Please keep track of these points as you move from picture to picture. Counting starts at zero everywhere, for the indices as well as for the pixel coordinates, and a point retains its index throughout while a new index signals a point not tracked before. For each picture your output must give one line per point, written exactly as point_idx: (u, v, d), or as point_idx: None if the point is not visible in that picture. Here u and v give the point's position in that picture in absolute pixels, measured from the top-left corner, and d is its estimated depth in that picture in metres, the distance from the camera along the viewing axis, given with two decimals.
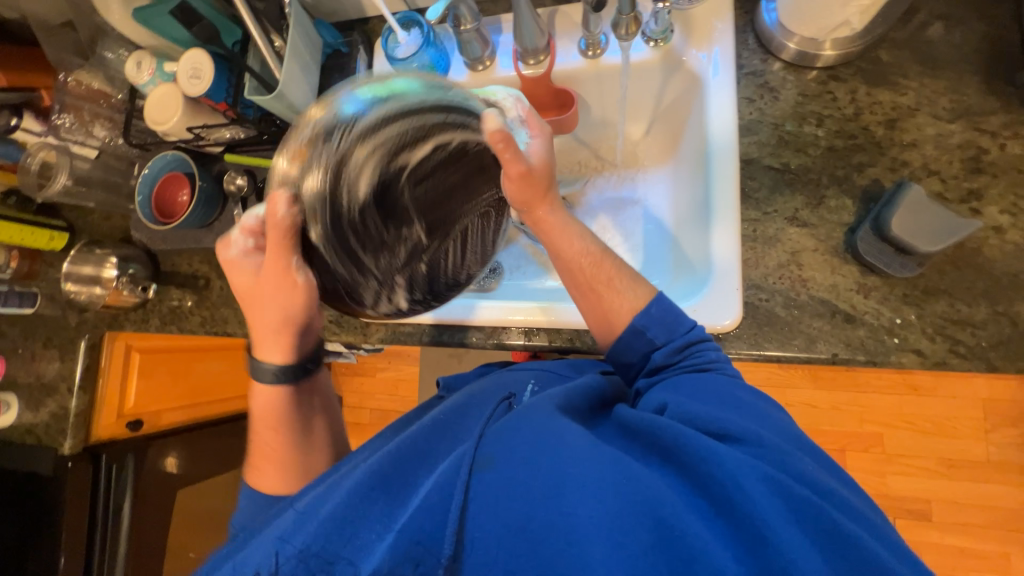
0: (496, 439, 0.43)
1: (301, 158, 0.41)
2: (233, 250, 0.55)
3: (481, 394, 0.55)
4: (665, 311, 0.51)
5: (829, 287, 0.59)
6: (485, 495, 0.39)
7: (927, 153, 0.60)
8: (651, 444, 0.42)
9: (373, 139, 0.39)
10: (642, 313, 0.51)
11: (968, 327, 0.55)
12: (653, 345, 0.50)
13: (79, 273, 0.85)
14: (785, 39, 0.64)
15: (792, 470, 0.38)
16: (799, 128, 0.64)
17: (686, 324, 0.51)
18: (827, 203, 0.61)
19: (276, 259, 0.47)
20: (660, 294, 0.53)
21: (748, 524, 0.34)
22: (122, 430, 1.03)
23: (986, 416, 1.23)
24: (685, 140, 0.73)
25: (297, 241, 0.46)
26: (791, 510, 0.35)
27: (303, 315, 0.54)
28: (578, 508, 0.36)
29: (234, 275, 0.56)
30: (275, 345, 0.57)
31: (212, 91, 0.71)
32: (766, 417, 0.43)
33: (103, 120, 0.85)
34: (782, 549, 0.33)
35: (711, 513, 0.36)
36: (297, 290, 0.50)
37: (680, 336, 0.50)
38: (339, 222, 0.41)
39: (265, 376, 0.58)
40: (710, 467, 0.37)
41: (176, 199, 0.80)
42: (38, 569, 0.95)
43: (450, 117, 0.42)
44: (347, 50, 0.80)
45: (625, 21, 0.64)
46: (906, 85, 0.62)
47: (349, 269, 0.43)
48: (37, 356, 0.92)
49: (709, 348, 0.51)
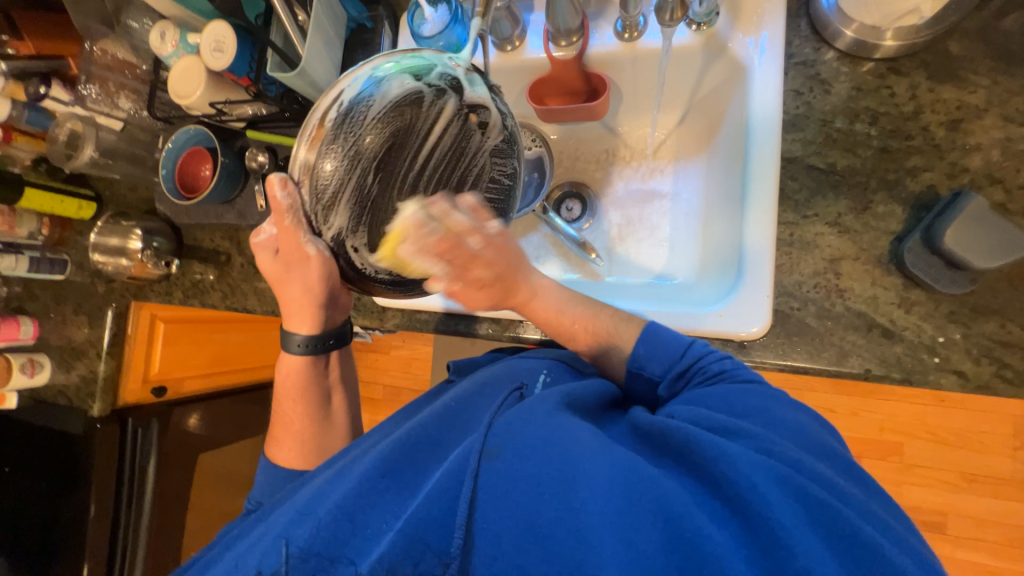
0: (504, 429, 0.42)
1: (287, 182, 0.48)
2: (261, 237, 0.58)
3: (492, 383, 0.54)
4: (651, 346, 0.52)
5: (868, 299, 0.56)
6: (492, 485, 0.38)
7: (991, 158, 0.55)
8: (663, 443, 0.40)
9: (328, 185, 0.45)
10: (632, 356, 0.53)
11: (1018, 350, 0.52)
12: (653, 380, 0.51)
13: (106, 244, 0.87)
14: (842, 26, 0.58)
15: (810, 473, 0.36)
16: (850, 126, 0.59)
17: (679, 348, 0.51)
18: (873, 209, 0.57)
19: (289, 236, 0.52)
20: (647, 330, 0.53)
21: (761, 525, 0.33)
22: (146, 396, 1.06)
23: (1015, 432, 1.18)
24: (723, 133, 0.69)
25: (298, 218, 0.49)
26: (808, 513, 0.33)
27: (320, 288, 0.56)
28: (587, 503, 0.35)
29: (260, 257, 0.59)
30: (302, 318, 0.60)
31: (235, 65, 0.70)
32: (781, 423, 0.41)
33: (128, 91, 0.84)
34: (796, 550, 0.31)
35: (724, 515, 0.34)
36: (308, 263, 0.53)
37: (678, 363, 0.50)
38: (355, 236, 0.46)
39: (292, 347, 0.61)
40: (722, 467, 0.35)
41: (199, 173, 0.80)
42: (68, 524, 1.00)
43: (344, 114, 0.44)
44: (372, 25, 0.77)
45: (670, 6, 0.60)
46: (975, 82, 0.56)
47: (405, 253, 0.47)
48: (68, 321, 0.95)
49: (712, 360, 0.49)
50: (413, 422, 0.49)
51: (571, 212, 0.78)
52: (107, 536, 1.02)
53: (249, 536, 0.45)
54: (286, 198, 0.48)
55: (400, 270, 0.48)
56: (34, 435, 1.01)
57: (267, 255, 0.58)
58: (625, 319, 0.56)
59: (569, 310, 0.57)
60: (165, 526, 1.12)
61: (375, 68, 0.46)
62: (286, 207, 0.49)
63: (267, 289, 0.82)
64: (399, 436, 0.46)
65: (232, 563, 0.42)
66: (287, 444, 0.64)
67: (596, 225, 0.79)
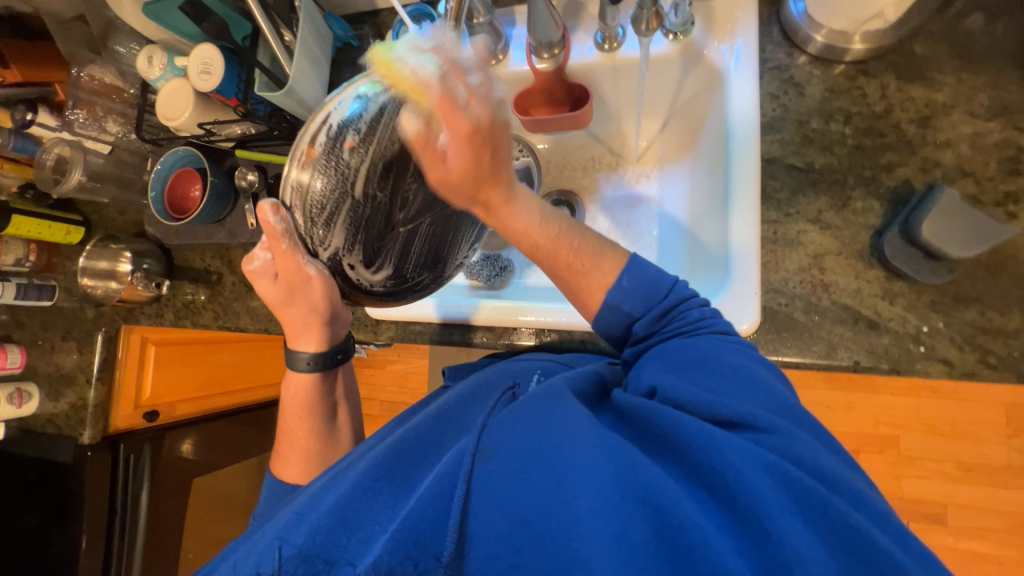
0: (498, 430, 0.42)
1: (280, 207, 0.50)
2: (255, 263, 0.56)
3: (485, 385, 0.54)
4: (637, 282, 0.47)
5: (853, 292, 0.57)
6: (486, 487, 0.38)
7: (961, 152, 0.57)
8: (651, 432, 0.40)
9: (321, 211, 0.47)
10: (615, 289, 0.47)
11: (1000, 336, 0.53)
12: (632, 317, 0.47)
13: (95, 268, 0.86)
14: (812, 31, 0.61)
15: (799, 458, 0.36)
16: (825, 126, 0.61)
17: (663, 288, 0.47)
18: (853, 204, 0.59)
19: (288, 257, 0.52)
20: (634, 260, 0.48)
21: (749, 517, 0.33)
22: (138, 420, 1.04)
23: (1007, 420, 1.19)
24: (704, 138, 0.71)
25: (296, 242, 0.52)
26: (796, 502, 0.33)
27: (324, 303, 0.56)
28: (578, 498, 0.35)
29: (257, 284, 0.56)
30: (308, 336, 0.59)
31: (224, 87, 0.70)
32: (771, 394, 0.40)
33: (115, 115, 0.85)
34: (784, 539, 0.31)
35: (712, 506, 0.35)
36: (310, 280, 0.53)
37: (660, 303, 0.46)
38: (350, 253, 0.49)
39: (299, 366, 0.61)
40: (711, 458, 0.36)
41: (189, 193, 0.81)
42: (59, 556, 0.97)
43: (330, 140, 0.45)
44: (358, 43, 0.79)
45: (646, 16, 0.63)
46: (941, 80, 0.59)
47: (394, 265, 0.49)
48: (56, 348, 0.94)
49: (693, 308, 0.47)
50: (408, 425, 0.49)
51: None
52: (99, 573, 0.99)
53: (242, 546, 0.45)
54: (279, 223, 0.50)
55: (393, 279, 0.51)
56: (21, 466, 0.98)
57: (264, 282, 0.56)
58: (606, 243, 0.49)
59: (545, 226, 0.47)
60: (160, 558, 1.09)
61: (358, 88, 0.46)
62: (281, 230, 0.51)
63: (260, 306, 0.81)
64: (394, 439, 0.46)
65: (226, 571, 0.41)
66: (286, 462, 0.64)
67: None
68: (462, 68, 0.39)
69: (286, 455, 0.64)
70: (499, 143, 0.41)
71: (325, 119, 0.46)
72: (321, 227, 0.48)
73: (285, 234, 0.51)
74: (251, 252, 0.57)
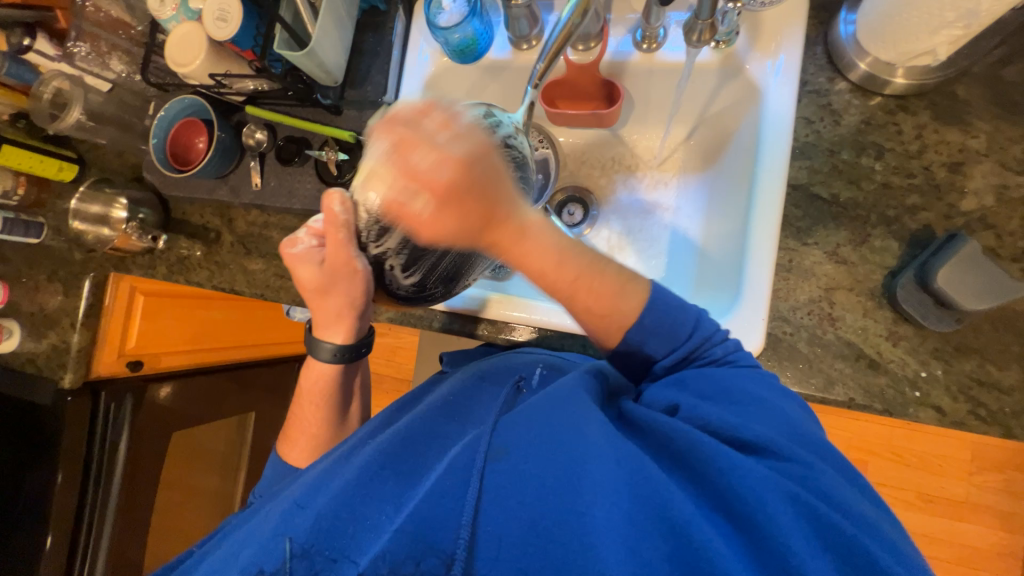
0: (511, 430, 0.41)
1: (346, 200, 0.51)
2: (297, 248, 0.58)
3: (492, 378, 0.54)
4: (659, 322, 0.46)
5: (858, 329, 0.57)
6: (499, 487, 0.38)
7: (986, 204, 0.57)
8: (664, 445, 0.41)
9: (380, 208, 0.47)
10: (636, 328, 0.46)
11: (994, 391, 0.54)
12: (652, 358, 0.47)
13: (87, 211, 0.83)
14: (857, 58, 0.59)
15: (815, 485, 0.37)
16: (856, 158, 0.60)
17: (687, 328, 0.47)
18: (871, 242, 0.59)
19: (337, 247, 0.53)
20: (658, 300, 0.47)
21: (766, 542, 0.34)
22: (121, 368, 1.02)
23: (972, 458, 1.24)
24: (730, 153, 0.69)
25: (349, 233, 0.52)
26: (814, 530, 0.34)
27: (362, 295, 0.56)
28: (591, 506, 0.35)
29: (298, 269, 0.57)
30: (338, 326, 0.59)
31: (240, 38, 0.67)
32: (787, 418, 0.42)
33: (120, 53, 0.80)
34: (800, 569, 0.32)
35: (728, 529, 0.35)
36: (355, 275, 0.54)
37: (683, 344, 0.46)
38: (396, 255, 0.50)
39: (321, 355, 0.61)
40: (727, 478, 0.36)
41: (193, 144, 0.78)
42: (31, 497, 0.96)
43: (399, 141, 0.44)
44: (385, 8, 0.74)
45: (700, 27, 0.59)
46: (979, 127, 0.58)
47: (426, 273, 0.51)
48: (40, 288, 0.91)
49: (718, 345, 0.47)
50: (414, 416, 0.49)
51: (572, 216, 0.78)
52: (72, 516, 0.98)
53: (242, 529, 0.45)
54: (338, 211, 0.51)
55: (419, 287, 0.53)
56: None
57: (308, 268, 0.57)
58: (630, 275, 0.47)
59: (563, 268, 0.44)
60: (134, 506, 1.09)
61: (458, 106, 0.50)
62: (341, 220, 0.52)
63: (258, 271, 0.79)
64: (400, 431, 0.46)
65: (226, 557, 0.41)
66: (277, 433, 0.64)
67: (598, 231, 0.78)
68: (417, 133, 0.42)
69: (287, 439, 0.64)
70: (484, 185, 0.40)
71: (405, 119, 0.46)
72: (375, 222, 0.49)
73: (336, 224, 0.52)
74: (293, 234, 0.59)
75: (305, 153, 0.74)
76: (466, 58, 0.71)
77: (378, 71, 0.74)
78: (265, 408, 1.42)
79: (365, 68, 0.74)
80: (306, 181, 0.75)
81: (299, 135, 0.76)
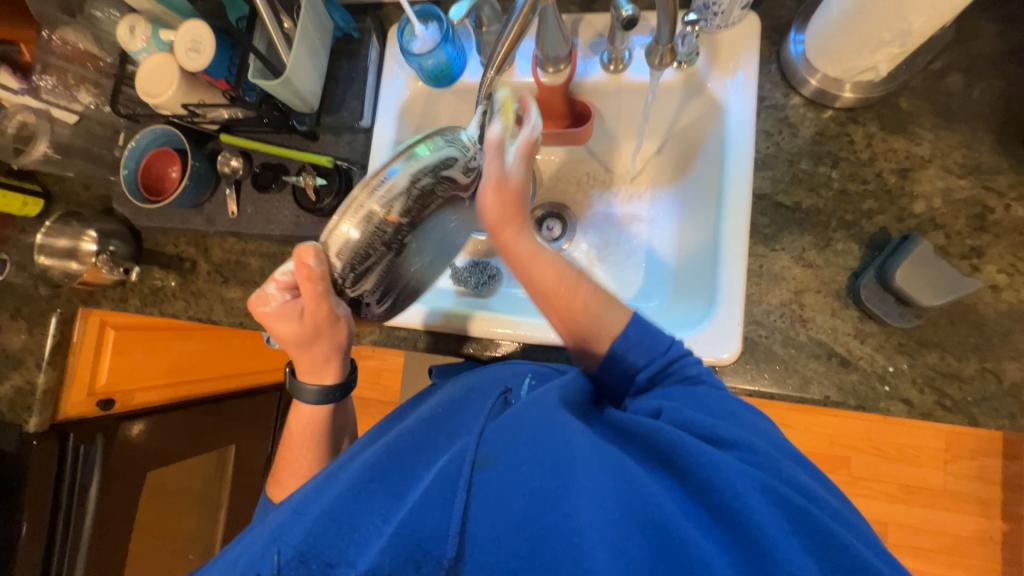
0: (497, 437, 0.42)
1: (322, 253, 0.50)
2: (271, 306, 0.54)
3: (478, 390, 0.54)
4: (642, 333, 0.51)
5: (828, 329, 0.60)
6: (485, 495, 0.38)
7: (934, 206, 0.61)
8: (647, 445, 0.42)
9: (370, 257, 0.50)
10: (622, 337, 0.51)
11: (956, 381, 0.57)
12: (634, 367, 0.50)
13: (54, 246, 0.80)
14: (808, 74, 0.63)
15: (787, 479, 0.38)
16: (814, 167, 0.64)
17: (664, 342, 0.51)
18: (834, 246, 0.62)
19: (317, 300, 0.52)
20: (637, 315, 0.52)
21: (747, 532, 0.35)
22: (92, 408, 0.98)
23: (947, 447, 1.29)
24: (698, 165, 0.72)
25: (326, 285, 0.51)
26: (789, 519, 0.35)
27: (347, 339, 0.56)
28: (576, 509, 0.36)
29: (275, 326, 0.55)
30: (323, 370, 0.59)
31: (212, 69, 0.67)
32: (756, 425, 0.44)
33: (88, 84, 0.79)
34: (780, 557, 0.33)
35: (707, 522, 0.36)
36: (337, 324, 0.54)
37: (661, 355, 0.50)
38: (378, 294, 0.55)
39: (305, 397, 0.60)
40: (708, 474, 0.37)
41: (166, 174, 0.77)
42: None
43: (390, 199, 0.48)
44: (359, 36, 0.76)
45: (660, 51, 0.62)
46: (922, 135, 0.62)
47: (402, 297, 0.58)
48: (3, 327, 0.87)
49: (689, 363, 0.50)
50: (400, 429, 0.49)
51: (552, 231, 0.80)
52: (38, 567, 0.92)
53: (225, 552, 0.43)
54: (314, 264, 0.50)
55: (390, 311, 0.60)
56: None
57: (284, 325, 0.54)
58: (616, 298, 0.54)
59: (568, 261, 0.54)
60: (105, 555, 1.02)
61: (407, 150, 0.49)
62: (317, 273, 0.50)
63: (236, 299, 0.78)
64: (388, 444, 0.46)
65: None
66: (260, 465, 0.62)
67: (577, 244, 0.80)
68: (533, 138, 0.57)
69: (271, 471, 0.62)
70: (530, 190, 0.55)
71: (384, 177, 0.48)
72: (359, 271, 0.51)
73: (312, 278, 0.50)
74: (262, 292, 0.55)
75: (282, 179, 0.74)
76: (440, 83, 0.72)
77: (354, 96, 0.75)
78: (246, 439, 1.37)
79: (341, 94, 0.76)
80: (284, 207, 0.75)
81: (276, 162, 0.76)
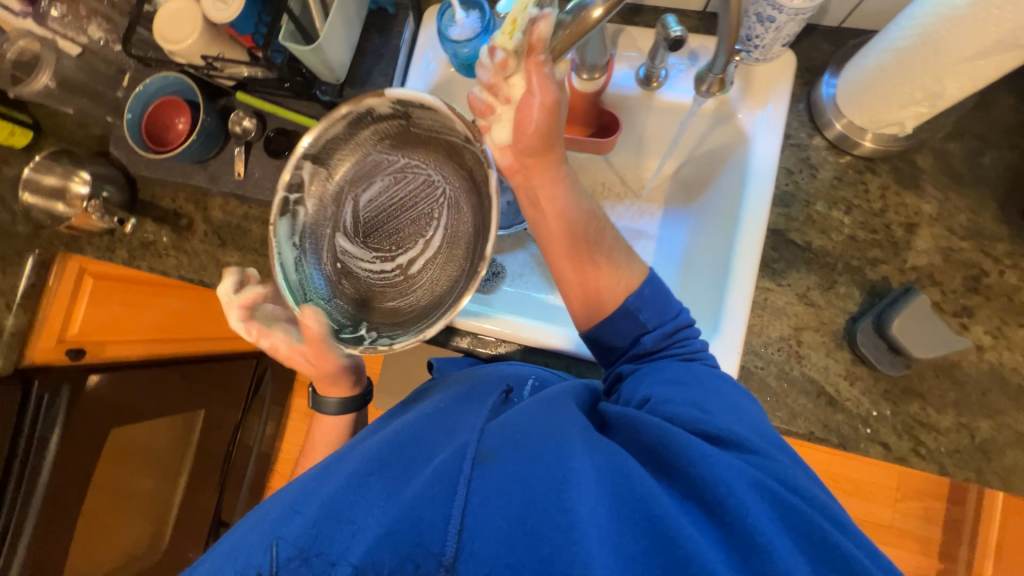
0: (496, 433, 0.42)
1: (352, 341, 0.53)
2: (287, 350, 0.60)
3: (478, 385, 0.54)
4: (656, 293, 0.54)
5: (821, 368, 0.62)
6: (484, 487, 0.38)
7: (934, 263, 0.63)
8: (641, 445, 0.42)
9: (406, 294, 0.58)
10: (636, 294, 0.53)
11: (932, 431, 0.60)
12: (644, 328, 0.53)
13: (39, 183, 0.77)
14: (835, 118, 0.65)
15: (779, 477, 0.40)
16: (828, 211, 0.66)
17: (674, 309, 0.54)
18: (837, 288, 0.64)
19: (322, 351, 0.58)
20: (652, 275, 0.55)
21: (740, 529, 0.35)
22: (60, 356, 0.95)
23: (898, 486, 1.35)
24: (713, 193, 0.74)
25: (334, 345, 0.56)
26: (779, 514, 0.37)
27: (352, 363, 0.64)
28: (574, 503, 0.36)
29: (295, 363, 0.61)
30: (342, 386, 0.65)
31: (239, 23, 0.65)
32: (743, 410, 0.46)
33: (99, 19, 0.74)
34: (773, 551, 0.34)
35: (700, 518, 0.37)
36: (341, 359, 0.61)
37: (670, 320, 0.53)
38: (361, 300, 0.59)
39: (327, 409, 0.66)
40: (701, 470, 0.38)
41: (172, 125, 0.74)
42: None
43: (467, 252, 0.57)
44: (394, 11, 0.74)
45: (710, 79, 0.61)
46: (931, 193, 0.65)
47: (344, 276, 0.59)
48: None
49: (695, 337, 0.54)
50: (399, 424, 0.49)
51: None
52: None
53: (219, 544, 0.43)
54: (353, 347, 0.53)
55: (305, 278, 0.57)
56: None
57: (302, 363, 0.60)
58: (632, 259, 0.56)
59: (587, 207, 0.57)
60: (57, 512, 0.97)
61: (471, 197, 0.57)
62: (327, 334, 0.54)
63: (232, 264, 0.75)
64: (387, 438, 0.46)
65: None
66: None
67: None
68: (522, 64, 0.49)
69: None
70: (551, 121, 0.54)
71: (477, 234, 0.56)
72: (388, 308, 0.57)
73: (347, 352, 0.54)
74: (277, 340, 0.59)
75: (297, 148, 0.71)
76: (474, 73, 0.71)
77: (381, 74, 0.73)
78: None
79: (367, 69, 0.73)
80: None
81: (292, 128, 0.73)
